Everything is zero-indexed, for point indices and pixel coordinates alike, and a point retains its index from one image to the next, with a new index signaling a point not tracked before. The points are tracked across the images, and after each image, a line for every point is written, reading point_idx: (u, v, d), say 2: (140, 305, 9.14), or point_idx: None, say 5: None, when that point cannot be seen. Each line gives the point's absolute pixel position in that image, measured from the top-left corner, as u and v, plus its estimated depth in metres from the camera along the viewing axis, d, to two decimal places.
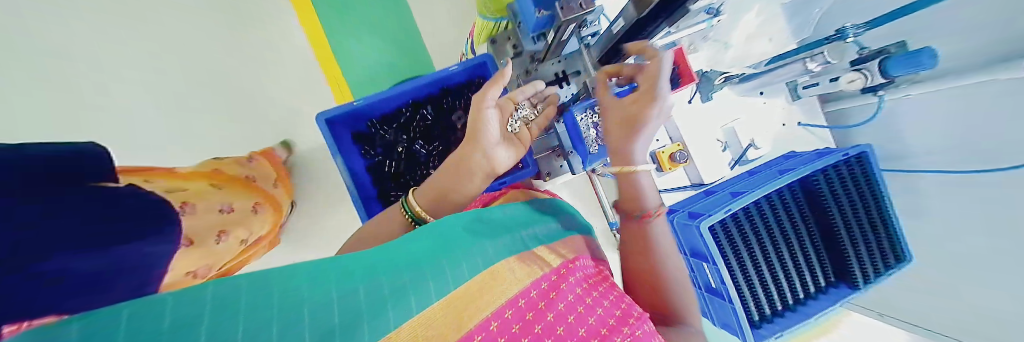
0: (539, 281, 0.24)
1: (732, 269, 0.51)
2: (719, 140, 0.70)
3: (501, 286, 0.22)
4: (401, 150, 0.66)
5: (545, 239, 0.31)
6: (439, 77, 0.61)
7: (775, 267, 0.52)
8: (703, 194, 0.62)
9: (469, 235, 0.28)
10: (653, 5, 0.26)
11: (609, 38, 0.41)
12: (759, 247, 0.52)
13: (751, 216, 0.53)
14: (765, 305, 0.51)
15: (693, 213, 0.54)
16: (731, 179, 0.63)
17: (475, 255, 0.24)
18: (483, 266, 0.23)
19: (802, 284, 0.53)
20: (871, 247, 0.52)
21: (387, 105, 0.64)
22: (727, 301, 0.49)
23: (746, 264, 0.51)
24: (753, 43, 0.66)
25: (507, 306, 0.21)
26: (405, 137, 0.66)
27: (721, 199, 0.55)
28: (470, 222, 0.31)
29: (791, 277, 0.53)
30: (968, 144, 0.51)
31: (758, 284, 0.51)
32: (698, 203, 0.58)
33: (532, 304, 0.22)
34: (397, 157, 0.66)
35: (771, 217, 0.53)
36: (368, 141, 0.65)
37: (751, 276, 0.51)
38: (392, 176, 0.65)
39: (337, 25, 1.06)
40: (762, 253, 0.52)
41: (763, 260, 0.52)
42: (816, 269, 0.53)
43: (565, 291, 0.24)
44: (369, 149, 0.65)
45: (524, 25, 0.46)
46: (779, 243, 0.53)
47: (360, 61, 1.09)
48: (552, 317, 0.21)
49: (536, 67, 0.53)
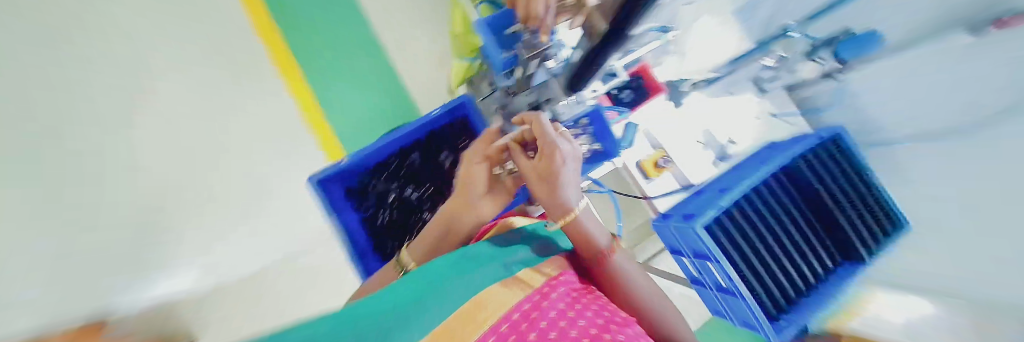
0: (520, 303, 0.23)
1: (736, 263, 0.50)
2: (700, 141, 0.72)
3: (484, 314, 0.22)
4: (392, 198, 0.67)
5: (532, 262, 0.32)
6: (425, 121, 0.65)
7: (777, 253, 0.52)
8: (694, 194, 0.63)
9: (455, 270, 0.29)
10: (601, 36, 0.30)
11: (571, 67, 0.44)
12: (757, 235, 0.52)
13: (743, 209, 0.54)
14: (777, 295, 0.50)
15: (686, 214, 0.55)
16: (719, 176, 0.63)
17: (462, 286, 0.25)
18: (466, 300, 0.23)
19: (809, 268, 0.53)
20: (864, 219, 0.53)
21: (375, 156, 0.66)
22: (740, 298, 0.48)
23: (748, 255, 0.51)
24: (712, 49, 0.72)
25: (491, 331, 0.20)
26: (395, 185, 0.67)
27: (712, 197, 0.56)
28: (457, 260, 0.31)
29: (797, 262, 0.52)
30: (926, 106, 0.54)
31: (767, 276, 0.51)
32: (689, 204, 0.59)
33: (515, 326, 0.21)
34: (389, 206, 0.66)
35: (762, 205, 0.54)
36: (358, 194, 0.66)
37: (756, 267, 0.50)
38: (386, 225, 0.65)
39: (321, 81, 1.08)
40: (760, 242, 0.52)
41: (764, 249, 0.52)
42: (819, 250, 0.53)
43: (547, 308, 0.23)
44: (360, 202, 0.65)
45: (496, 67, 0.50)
46: (775, 230, 0.53)
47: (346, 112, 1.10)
48: (535, 334, 0.20)
49: (511, 100, 0.55)
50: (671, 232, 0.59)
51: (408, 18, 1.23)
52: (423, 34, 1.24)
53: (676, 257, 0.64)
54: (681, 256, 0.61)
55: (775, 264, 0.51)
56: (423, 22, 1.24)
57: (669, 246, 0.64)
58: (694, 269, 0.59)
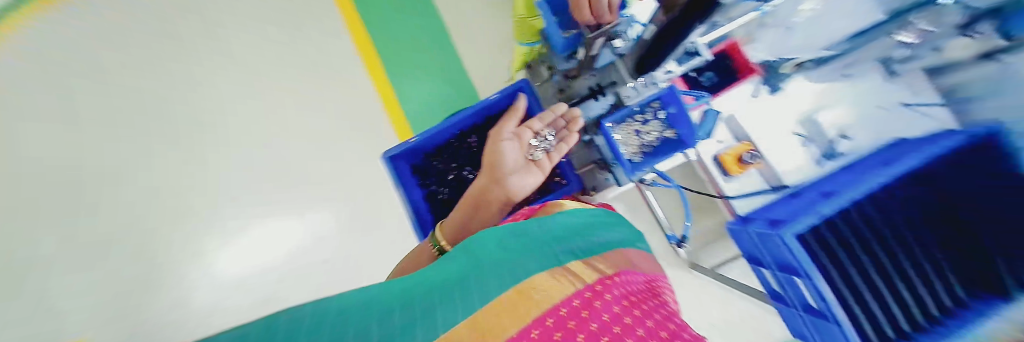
0: (571, 298, 0.26)
1: (835, 286, 0.54)
2: None
3: (527, 307, 0.24)
4: (451, 178, 0.73)
5: (583, 256, 0.34)
6: (482, 107, 0.71)
7: (870, 279, 0.54)
8: (786, 197, 0.63)
9: (493, 257, 0.32)
10: None
11: (651, 43, 0.48)
12: (862, 262, 0.54)
13: (840, 233, 0.55)
14: (880, 325, 0.52)
15: (772, 221, 0.58)
16: (819, 179, 0.62)
17: (506, 274, 0.28)
18: (512, 285, 0.27)
19: (891, 320, 0.52)
20: None
21: (438, 137, 0.74)
22: (831, 318, 0.51)
23: (847, 283, 0.54)
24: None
25: (549, 314, 0.24)
26: (454, 166, 0.74)
27: (810, 199, 0.58)
28: (518, 236, 0.38)
29: (892, 296, 0.53)
30: None
31: (874, 310, 0.53)
32: (780, 208, 0.61)
33: (576, 313, 0.25)
34: (448, 185, 0.73)
35: (863, 230, 0.55)
36: (422, 172, 0.74)
37: (851, 288, 0.54)
38: (444, 202, 0.72)
39: (396, 70, 1.33)
40: (868, 265, 0.54)
41: (869, 268, 0.54)
42: (924, 299, 0.52)
43: (601, 308, 0.26)
44: (423, 179, 0.74)
45: (553, 50, 0.60)
46: (879, 265, 0.54)
47: (414, 92, 1.32)
48: (595, 325, 0.24)
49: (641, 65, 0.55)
50: (748, 237, 0.63)
51: (474, 15, 1.36)
52: (487, 20, 1.35)
53: (753, 265, 0.69)
54: (762, 267, 0.65)
55: (871, 291, 0.53)
56: (484, 17, 1.35)
57: (749, 256, 0.69)
58: (777, 281, 0.64)
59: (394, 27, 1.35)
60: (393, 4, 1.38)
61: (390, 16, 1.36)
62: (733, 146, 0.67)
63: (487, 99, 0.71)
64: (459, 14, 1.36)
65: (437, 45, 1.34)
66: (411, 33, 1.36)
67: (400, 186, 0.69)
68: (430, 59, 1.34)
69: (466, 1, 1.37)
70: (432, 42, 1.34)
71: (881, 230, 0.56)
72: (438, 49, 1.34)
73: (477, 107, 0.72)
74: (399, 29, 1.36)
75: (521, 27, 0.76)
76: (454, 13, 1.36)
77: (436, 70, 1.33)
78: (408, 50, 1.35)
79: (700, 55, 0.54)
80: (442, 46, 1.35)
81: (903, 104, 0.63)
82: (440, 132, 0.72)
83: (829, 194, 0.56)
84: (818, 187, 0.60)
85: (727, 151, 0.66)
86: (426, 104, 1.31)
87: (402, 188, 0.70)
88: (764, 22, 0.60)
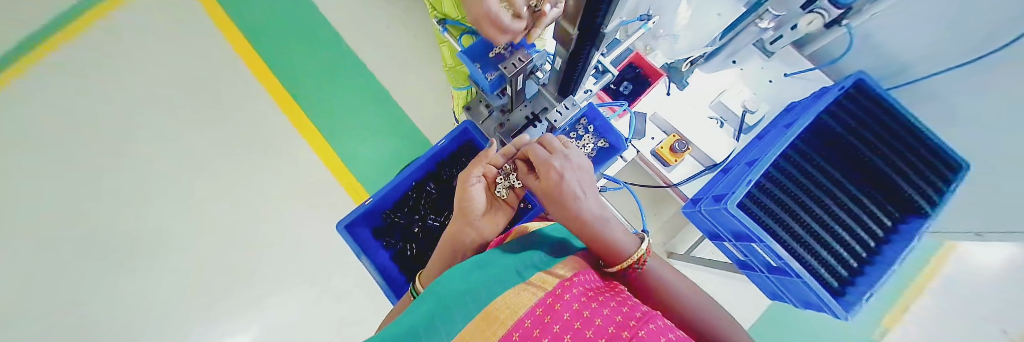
0: (532, 309, 0.26)
1: (786, 243, 0.57)
2: None
3: (494, 328, 0.24)
4: (416, 230, 0.73)
5: (545, 266, 0.35)
6: (432, 154, 0.73)
7: (812, 227, 0.58)
8: (719, 172, 0.69)
9: (454, 295, 0.32)
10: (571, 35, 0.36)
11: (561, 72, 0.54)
12: (800, 213, 0.59)
13: (771, 193, 0.61)
14: (836, 268, 0.55)
15: (716, 197, 0.63)
16: (741, 151, 0.70)
17: (472, 304, 0.28)
18: (478, 312, 0.27)
19: (841, 260, 0.56)
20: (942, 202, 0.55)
21: (395, 194, 0.74)
22: (793, 273, 0.53)
23: (797, 236, 0.57)
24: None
25: (514, 329, 0.23)
26: (417, 218, 0.74)
27: (739, 170, 0.64)
28: (479, 267, 0.38)
29: (836, 237, 0.57)
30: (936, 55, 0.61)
31: (822, 252, 0.56)
32: (717, 185, 0.66)
33: (537, 321, 0.24)
34: (415, 238, 0.72)
35: (789, 186, 0.61)
36: (385, 232, 0.73)
37: (802, 240, 0.57)
38: (415, 256, 0.70)
39: (343, 137, 1.33)
40: (806, 216, 0.59)
41: (808, 219, 0.58)
42: (859, 233, 0.56)
43: (560, 309, 0.25)
44: (389, 239, 0.73)
45: (484, 90, 0.65)
46: (815, 213, 0.58)
47: (364, 153, 1.32)
48: (558, 326, 0.23)
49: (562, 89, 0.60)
50: (701, 215, 0.67)
51: (407, 70, 1.42)
52: (422, 72, 1.41)
53: (717, 241, 0.73)
54: (722, 241, 0.70)
55: (819, 237, 0.57)
56: (418, 69, 1.42)
57: (710, 233, 0.74)
58: (741, 251, 0.67)
59: (332, 98, 1.38)
60: (326, 77, 1.41)
61: (326, 89, 1.39)
62: (664, 139, 0.74)
63: (437, 147, 0.73)
64: (393, 71, 1.41)
65: (377, 103, 1.38)
66: (350, 100, 1.38)
67: (364, 252, 0.67)
68: (374, 118, 1.36)
69: (397, 58, 1.43)
70: (372, 103, 1.37)
71: (805, 181, 0.62)
72: (378, 106, 1.37)
73: (428, 156, 0.74)
74: (338, 98, 1.38)
75: (455, 75, 0.83)
76: (388, 72, 1.41)
77: (382, 127, 1.35)
78: (351, 116, 1.36)
79: (610, 71, 0.62)
80: (384, 103, 1.38)
81: (785, 74, 0.75)
82: (395, 188, 0.73)
83: (754, 162, 0.62)
84: (742, 159, 0.66)
85: (661, 144, 0.73)
86: (380, 161, 1.32)
87: (367, 253, 0.69)
88: (654, 34, 0.75)
